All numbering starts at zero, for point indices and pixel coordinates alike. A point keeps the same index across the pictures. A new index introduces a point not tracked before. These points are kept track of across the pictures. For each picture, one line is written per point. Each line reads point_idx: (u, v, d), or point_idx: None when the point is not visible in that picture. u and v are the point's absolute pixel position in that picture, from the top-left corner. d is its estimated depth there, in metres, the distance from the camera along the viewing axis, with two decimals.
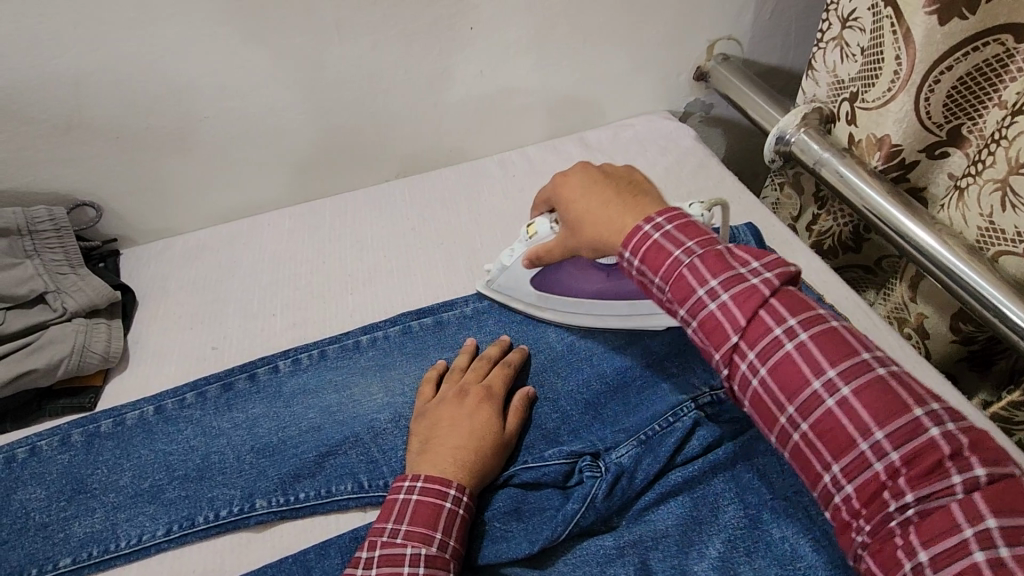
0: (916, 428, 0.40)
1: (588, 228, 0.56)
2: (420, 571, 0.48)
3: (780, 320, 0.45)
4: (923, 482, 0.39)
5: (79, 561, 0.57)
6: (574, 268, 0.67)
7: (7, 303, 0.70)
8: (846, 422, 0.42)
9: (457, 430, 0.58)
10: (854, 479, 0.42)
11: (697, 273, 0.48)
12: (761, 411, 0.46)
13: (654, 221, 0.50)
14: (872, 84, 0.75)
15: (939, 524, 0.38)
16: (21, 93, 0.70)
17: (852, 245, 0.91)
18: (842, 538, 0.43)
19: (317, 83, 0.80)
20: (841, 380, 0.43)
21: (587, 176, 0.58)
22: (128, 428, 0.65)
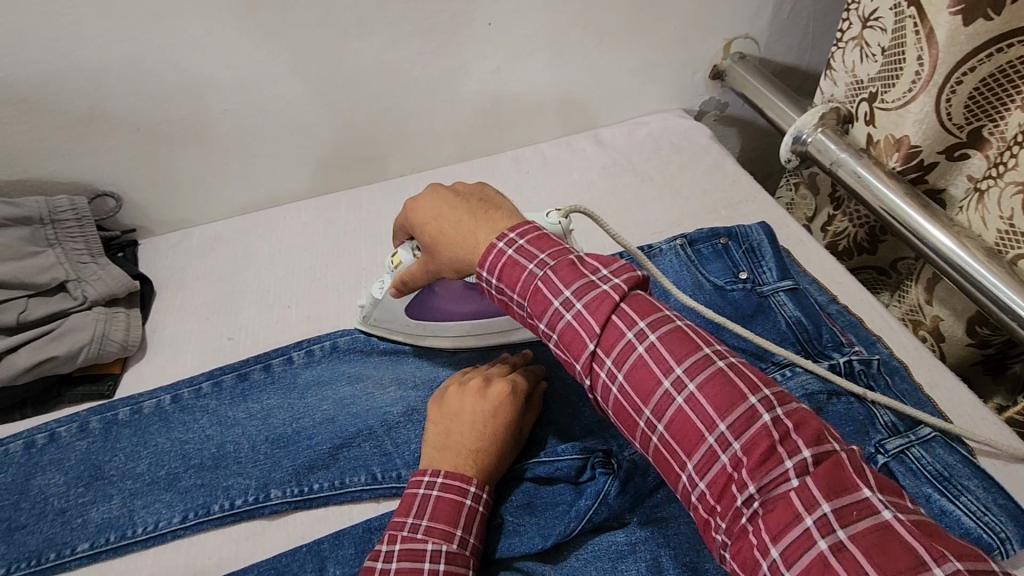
0: (751, 417, 0.39)
1: (445, 250, 0.53)
2: (441, 568, 0.49)
3: (631, 324, 0.44)
4: (763, 471, 0.38)
5: (98, 546, 0.58)
6: (442, 295, 0.64)
7: (29, 290, 0.71)
8: (692, 418, 0.41)
9: (485, 424, 0.56)
10: (706, 475, 0.40)
11: (551, 284, 0.47)
12: (623, 418, 0.44)
13: (506, 237, 0.49)
14: (892, 85, 0.75)
15: (781, 516, 0.36)
16: (43, 84, 0.70)
17: (867, 247, 0.90)
18: (707, 540, 0.41)
19: (333, 77, 0.80)
20: (686, 377, 0.42)
21: (438, 196, 0.54)
22: (145, 416, 0.66)
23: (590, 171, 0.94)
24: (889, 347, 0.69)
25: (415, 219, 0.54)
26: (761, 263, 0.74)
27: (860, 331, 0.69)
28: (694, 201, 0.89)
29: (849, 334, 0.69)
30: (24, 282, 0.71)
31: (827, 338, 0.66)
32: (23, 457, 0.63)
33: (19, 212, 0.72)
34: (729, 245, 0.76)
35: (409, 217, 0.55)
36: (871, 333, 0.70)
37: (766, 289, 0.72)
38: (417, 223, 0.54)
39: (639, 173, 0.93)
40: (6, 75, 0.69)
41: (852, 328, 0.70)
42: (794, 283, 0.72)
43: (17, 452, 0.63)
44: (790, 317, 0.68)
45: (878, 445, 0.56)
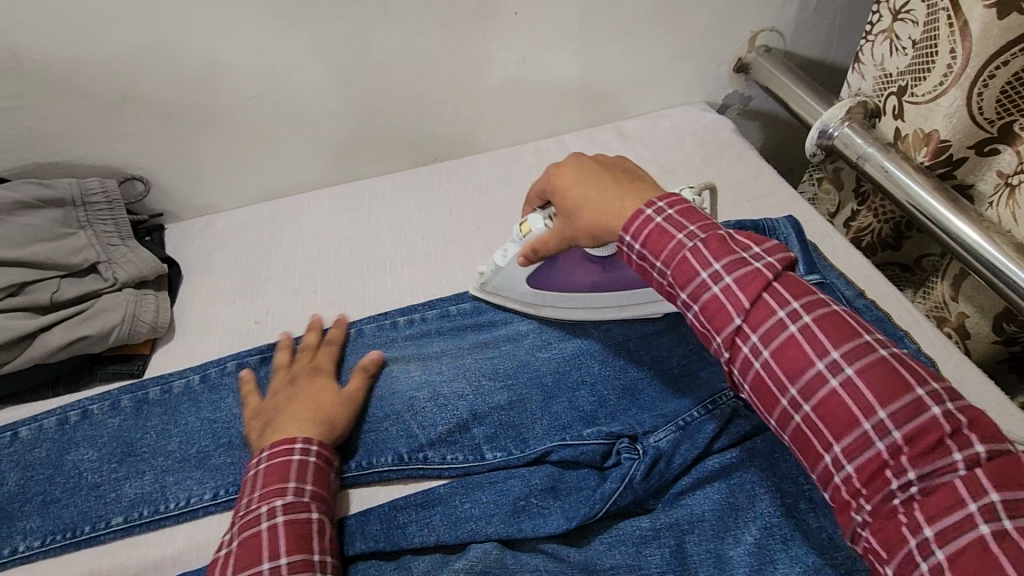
0: (919, 407, 0.39)
1: (585, 216, 0.55)
2: (278, 520, 0.50)
3: (783, 302, 0.44)
4: (925, 460, 0.39)
5: (131, 520, 0.60)
6: (565, 262, 0.66)
7: (61, 271, 0.72)
8: (849, 402, 0.41)
9: (296, 400, 0.61)
10: (856, 459, 0.40)
11: (699, 255, 0.47)
12: (761, 394, 0.45)
13: (656, 206, 0.50)
14: (923, 78, 0.74)
15: (941, 502, 0.37)
16: (78, 68, 0.72)
17: (892, 244, 0.90)
18: (843, 519, 0.42)
19: (360, 65, 0.81)
20: (844, 361, 0.42)
21: (581, 164, 0.57)
22: (175, 395, 0.67)
23: None
24: (915, 341, 0.69)
25: (558, 184, 0.57)
26: None
27: (886, 325, 0.69)
28: (718, 195, 0.89)
29: (875, 329, 0.68)
30: (56, 263, 0.71)
31: None
32: (56, 433, 0.64)
33: (52, 193, 0.73)
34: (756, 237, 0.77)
35: (549, 182, 0.58)
36: (897, 327, 0.70)
37: None
38: (557, 189, 0.58)
39: (661, 165, 0.93)
40: (41, 58, 0.70)
41: (878, 321, 0.70)
42: (820, 276, 0.72)
43: (50, 428, 0.64)
44: None
45: None
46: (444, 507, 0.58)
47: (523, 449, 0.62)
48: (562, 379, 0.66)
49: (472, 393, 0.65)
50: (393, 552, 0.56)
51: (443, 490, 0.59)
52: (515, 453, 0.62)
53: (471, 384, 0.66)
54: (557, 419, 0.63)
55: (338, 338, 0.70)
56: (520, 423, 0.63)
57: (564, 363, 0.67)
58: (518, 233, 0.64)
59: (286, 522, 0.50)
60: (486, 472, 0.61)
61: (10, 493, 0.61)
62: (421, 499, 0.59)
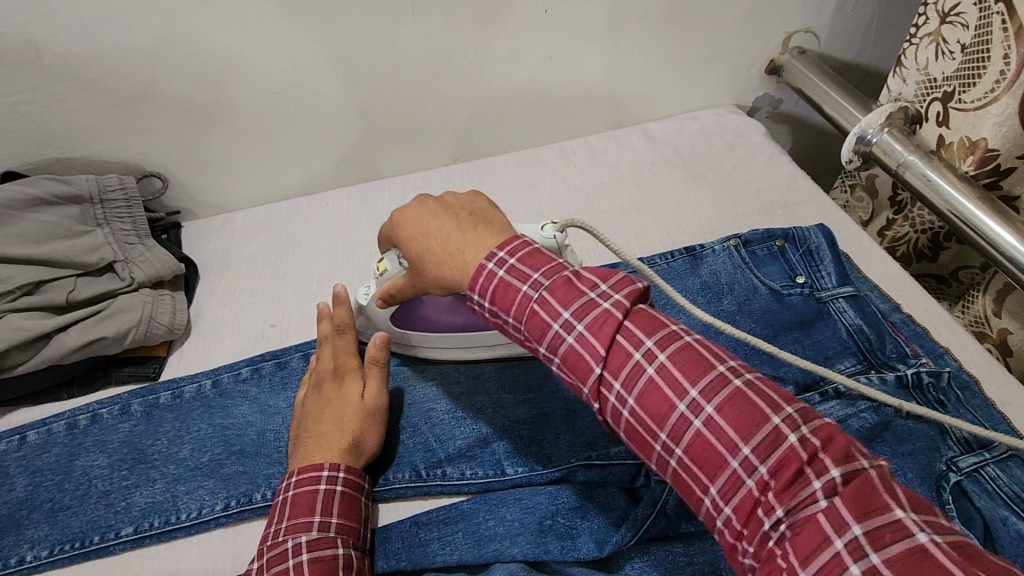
0: (774, 438, 0.37)
1: (432, 268, 0.50)
2: (304, 558, 0.49)
3: (637, 344, 0.42)
4: (791, 493, 0.36)
5: (142, 531, 0.58)
6: (430, 305, 0.63)
7: (78, 270, 0.70)
8: (713, 442, 0.38)
9: (323, 416, 0.58)
10: (731, 499, 0.37)
11: (548, 306, 0.44)
12: (636, 441, 0.42)
13: (497, 257, 0.46)
14: (972, 84, 0.71)
15: (809, 540, 0.34)
16: (97, 62, 0.70)
17: (928, 254, 0.86)
18: (734, 563, 0.38)
19: (382, 62, 0.79)
20: (702, 399, 0.39)
21: (426, 209, 0.52)
22: (187, 401, 0.65)
23: (639, 165, 0.91)
24: (957, 360, 0.66)
25: (404, 233, 0.52)
26: (819, 268, 0.71)
27: (925, 342, 0.66)
28: (748, 201, 0.86)
29: (914, 346, 0.65)
30: (72, 262, 0.70)
31: (892, 348, 0.63)
32: (66, 438, 0.63)
33: (69, 189, 0.71)
34: (787, 248, 0.74)
35: (395, 229, 0.54)
36: (938, 344, 0.67)
37: (825, 295, 0.69)
38: (402, 238, 0.53)
39: (690, 169, 0.90)
40: (60, 51, 0.68)
41: (917, 338, 0.67)
42: (855, 289, 0.69)
43: (61, 432, 0.63)
44: (852, 326, 0.66)
45: (949, 463, 0.54)
46: (467, 525, 0.56)
47: (547, 465, 0.59)
48: None
49: (492, 406, 0.63)
50: (416, 569, 0.54)
51: (466, 506, 0.57)
52: (539, 469, 0.59)
53: (490, 397, 0.64)
54: (581, 437, 0.60)
55: (347, 323, 0.65)
56: (542, 438, 0.61)
57: None
58: (376, 272, 0.59)
59: (310, 560, 0.49)
60: (508, 488, 0.59)
61: (18, 499, 0.59)
62: (444, 515, 0.57)
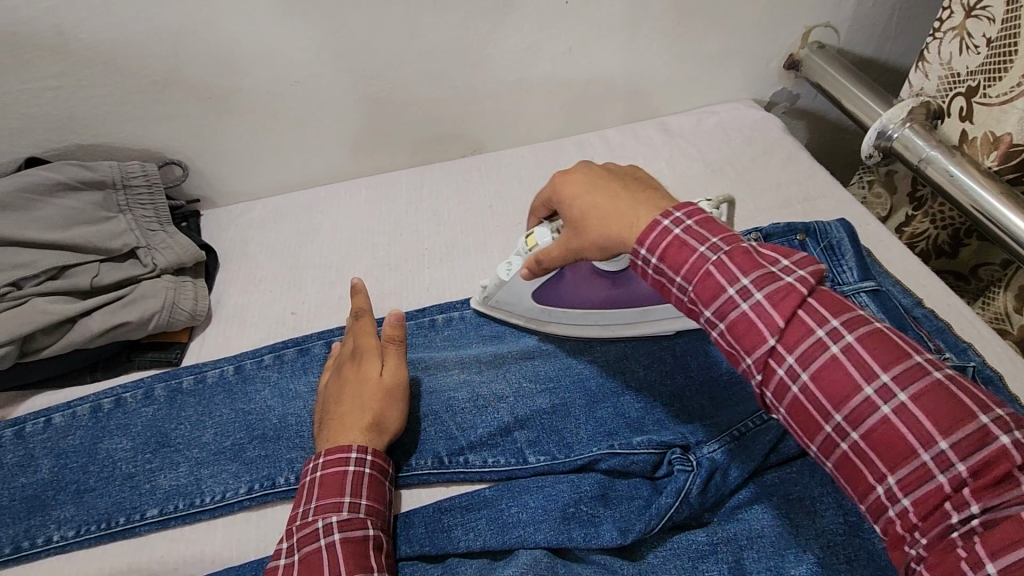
0: (983, 437, 0.34)
1: (594, 227, 0.50)
2: (335, 538, 0.49)
3: (822, 321, 0.39)
4: (992, 493, 0.33)
5: (167, 513, 0.58)
6: (570, 280, 0.63)
7: (101, 255, 0.71)
8: (904, 429, 0.36)
9: (343, 399, 0.59)
10: (913, 490, 0.35)
11: (725, 270, 0.42)
12: (802, 419, 0.40)
13: (673, 216, 0.45)
14: (998, 79, 0.71)
15: (1007, 536, 0.32)
16: (122, 49, 0.70)
17: (947, 250, 0.86)
18: (897, 554, 0.37)
19: (406, 53, 0.79)
20: (896, 386, 0.37)
21: (590, 173, 0.52)
22: (209, 385, 0.65)
23: (657, 158, 0.91)
24: (980, 355, 0.65)
25: (564, 195, 0.52)
26: (839, 262, 0.71)
27: (947, 336, 0.66)
28: (767, 195, 0.86)
29: (936, 340, 0.65)
30: (96, 247, 0.70)
31: (914, 342, 0.63)
32: (89, 421, 0.63)
33: (93, 175, 0.72)
34: (807, 241, 0.73)
35: (556, 193, 0.54)
36: (959, 338, 0.66)
37: (846, 289, 0.68)
38: (562, 200, 0.53)
39: (708, 163, 0.90)
40: (86, 37, 0.68)
41: (938, 332, 0.67)
42: (876, 282, 0.69)
43: (84, 415, 0.63)
44: (874, 319, 0.65)
45: None
46: (489, 511, 0.56)
47: (567, 454, 0.59)
48: (608, 383, 0.64)
49: (513, 395, 0.63)
50: (439, 555, 0.54)
51: (489, 493, 0.57)
52: (559, 457, 0.59)
53: (510, 386, 0.64)
54: (601, 426, 0.61)
55: (365, 310, 0.65)
56: (563, 428, 0.61)
57: (608, 367, 0.65)
58: (523, 246, 0.60)
59: (342, 540, 0.49)
60: (530, 476, 0.59)
61: (44, 480, 0.60)
62: (466, 502, 0.57)
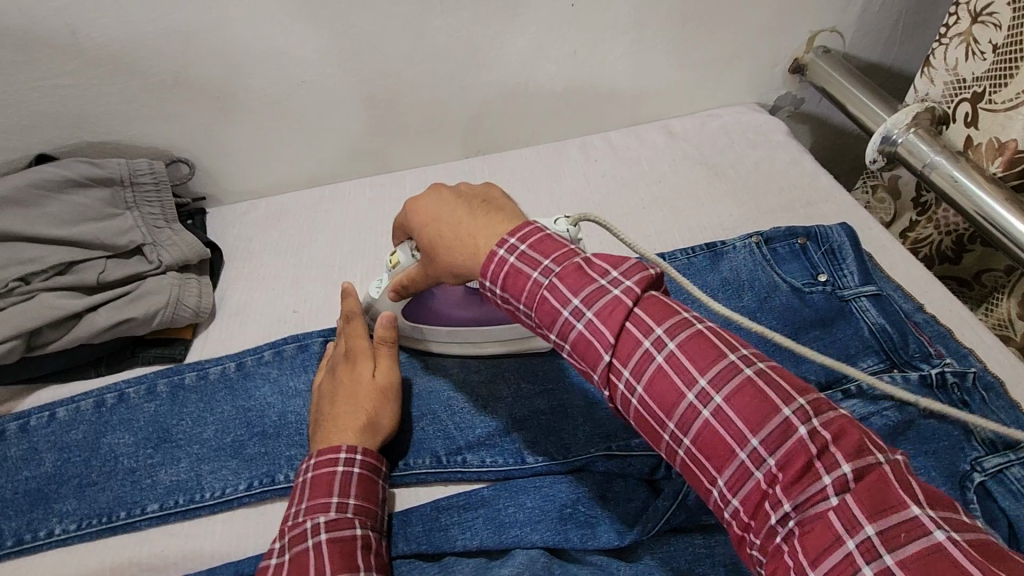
0: (785, 430, 0.37)
1: (443, 255, 0.50)
2: (322, 538, 0.49)
3: (648, 332, 0.42)
4: (800, 488, 0.36)
5: (167, 508, 0.59)
6: (442, 298, 0.62)
7: (107, 252, 0.71)
8: (722, 433, 0.39)
9: (336, 400, 0.59)
10: (739, 491, 0.38)
11: (557, 293, 0.44)
12: (646, 430, 0.42)
13: (507, 244, 0.46)
14: (1003, 85, 0.71)
15: (820, 539, 0.34)
16: (131, 48, 0.71)
17: (950, 256, 0.86)
18: (741, 555, 0.39)
19: (412, 54, 0.79)
20: (712, 389, 0.39)
21: (441, 197, 0.52)
22: (211, 382, 0.66)
23: (660, 161, 0.91)
24: (981, 361, 0.65)
25: (416, 219, 0.52)
26: (841, 267, 0.71)
27: (948, 342, 0.66)
28: (770, 199, 0.86)
29: (937, 346, 0.65)
30: (102, 243, 0.71)
31: (914, 348, 0.63)
32: (93, 415, 0.64)
33: (102, 172, 0.72)
34: (808, 246, 0.73)
35: (408, 217, 0.53)
36: (961, 344, 0.66)
37: (847, 293, 0.68)
38: (415, 226, 0.53)
39: (711, 166, 0.90)
40: (97, 36, 0.69)
41: (939, 338, 0.66)
42: (877, 288, 0.69)
43: (88, 410, 0.64)
44: (874, 324, 0.66)
45: (973, 462, 0.54)
46: (487, 511, 0.56)
47: (566, 455, 0.59)
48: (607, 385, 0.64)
49: (510, 397, 0.64)
50: (437, 554, 0.55)
51: (487, 492, 0.57)
52: (557, 458, 0.59)
53: (509, 388, 0.64)
54: (601, 427, 0.61)
55: (355, 311, 0.63)
56: (561, 429, 0.61)
57: None
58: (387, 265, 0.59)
59: (330, 540, 0.49)
60: (528, 476, 0.59)
61: (47, 474, 0.61)
62: (464, 501, 0.57)
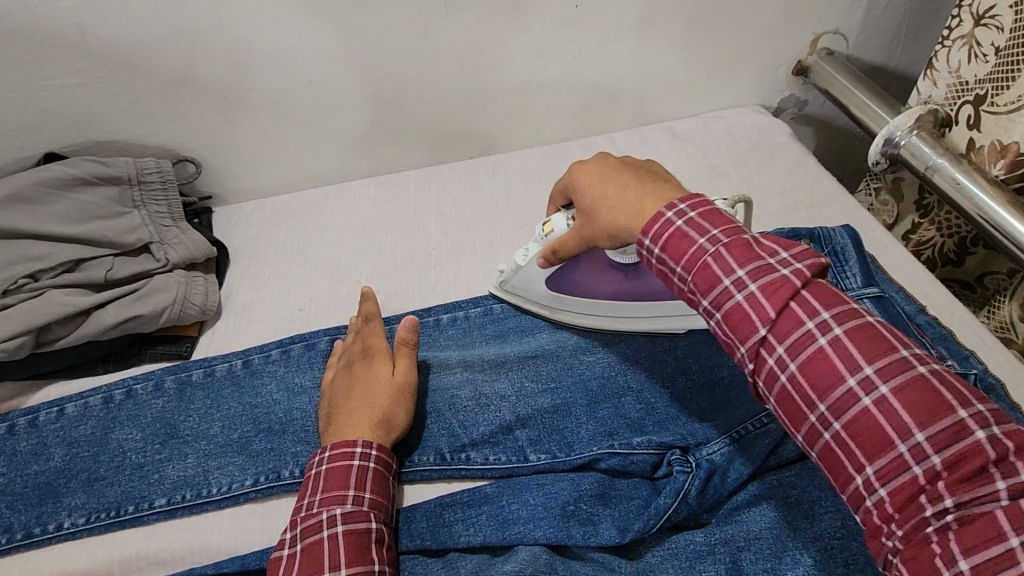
0: (959, 432, 0.35)
1: (603, 215, 0.51)
2: (338, 530, 0.50)
3: (812, 313, 0.40)
4: (966, 488, 0.34)
5: (174, 502, 0.59)
6: (584, 268, 0.65)
7: (115, 249, 0.72)
8: (883, 422, 0.37)
9: (352, 394, 0.60)
10: (889, 481, 0.36)
11: (722, 262, 0.43)
12: (787, 409, 0.41)
13: (675, 207, 0.46)
14: (1004, 88, 0.72)
15: (979, 533, 0.33)
16: (139, 48, 0.72)
17: (954, 258, 0.86)
18: (873, 545, 0.38)
19: (417, 55, 0.80)
20: (879, 378, 0.38)
21: (605, 164, 0.53)
22: (218, 379, 0.67)
23: (663, 162, 0.92)
24: (982, 363, 0.65)
25: (579, 183, 0.54)
26: (844, 268, 0.71)
27: (950, 344, 0.66)
28: (773, 200, 0.86)
29: (938, 347, 0.65)
30: (110, 241, 0.72)
31: (915, 349, 0.63)
32: (101, 411, 0.64)
33: (110, 170, 0.73)
34: (811, 247, 0.74)
35: (571, 181, 0.55)
36: (962, 346, 0.67)
37: (849, 295, 0.69)
38: (577, 189, 0.55)
39: (714, 167, 0.91)
40: (105, 35, 0.70)
41: (940, 340, 0.67)
42: (879, 289, 0.69)
43: (96, 406, 0.65)
44: None
45: None
46: (490, 507, 0.57)
47: (568, 453, 0.60)
48: (610, 384, 0.64)
49: (515, 394, 0.64)
50: (439, 549, 0.55)
51: (490, 490, 0.58)
52: (560, 456, 0.60)
53: (513, 386, 0.65)
54: (603, 426, 0.61)
55: (374, 313, 0.68)
56: (564, 427, 0.62)
57: (611, 369, 0.66)
58: (541, 233, 0.62)
59: (345, 532, 0.50)
60: (530, 474, 0.60)
61: (56, 468, 0.61)
62: (467, 498, 0.58)
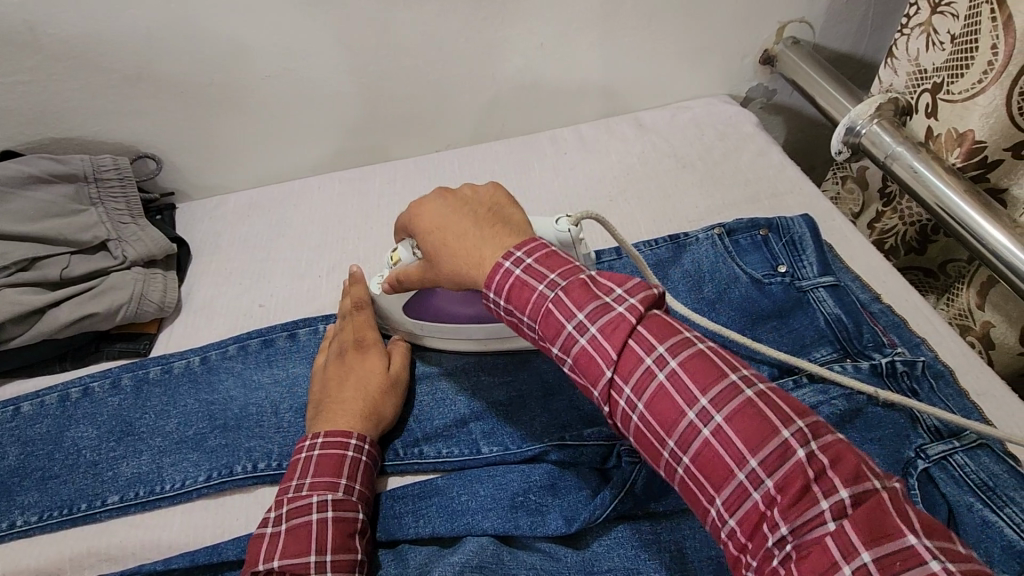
0: (784, 452, 0.36)
1: (446, 260, 0.51)
2: (328, 515, 0.51)
3: (648, 349, 0.41)
4: (798, 512, 0.35)
5: (127, 499, 0.60)
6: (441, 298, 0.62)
7: (71, 247, 0.72)
8: (721, 453, 0.38)
9: (344, 384, 0.61)
10: (736, 512, 0.37)
11: (563, 306, 0.44)
12: (645, 447, 0.41)
13: (513, 255, 0.46)
14: (960, 75, 0.71)
15: (815, 560, 0.33)
16: (91, 43, 0.71)
17: (916, 247, 0.87)
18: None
19: (377, 49, 0.80)
20: (712, 409, 0.38)
21: (446, 202, 0.53)
22: (175, 375, 0.67)
23: (629, 153, 0.91)
24: (933, 350, 0.66)
25: (420, 224, 0.53)
26: (801, 258, 0.71)
27: (902, 332, 0.67)
28: (736, 190, 0.86)
29: (891, 335, 0.66)
30: (66, 239, 0.71)
31: (868, 337, 0.63)
32: (57, 409, 0.65)
33: (65, 168, 0.73)
34: (769, 236, 0.73)
35: (411, 219, 0.54)
36: (915, 334, 0.67)
37: (805, 284, 0.69)
38: (419, 228, 0.53)
39: (679, 157, 0.91)
40: (57, 32, 0.69)
41: (894, 328, 0.67)
42: (835, 278, 0.69)
43: (52, 404, 0.65)
44: (830, 315, 0.66)
45: (918, 449, 0.55)
46: (441, 499, 0.57)
47: (520, 444, 0.60)
48: (565, 376, 0.65)
49: (470, 388, 0.65)
50: (392, 542, 0.56)
51: (442, 482, 0.58)
52: (512, 448, 0.60)
53: (469, 380, 0.65)
54: (555, 419, 0.62)
55: (363, 299, 0.66)
56: (518, 420, 0.62)
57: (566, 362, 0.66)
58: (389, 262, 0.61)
59: (335, 518, 0.51)
60: (483, 466, 0.60)
61: (11, 467, 0.62)
62: (418, 490, 0.58)
